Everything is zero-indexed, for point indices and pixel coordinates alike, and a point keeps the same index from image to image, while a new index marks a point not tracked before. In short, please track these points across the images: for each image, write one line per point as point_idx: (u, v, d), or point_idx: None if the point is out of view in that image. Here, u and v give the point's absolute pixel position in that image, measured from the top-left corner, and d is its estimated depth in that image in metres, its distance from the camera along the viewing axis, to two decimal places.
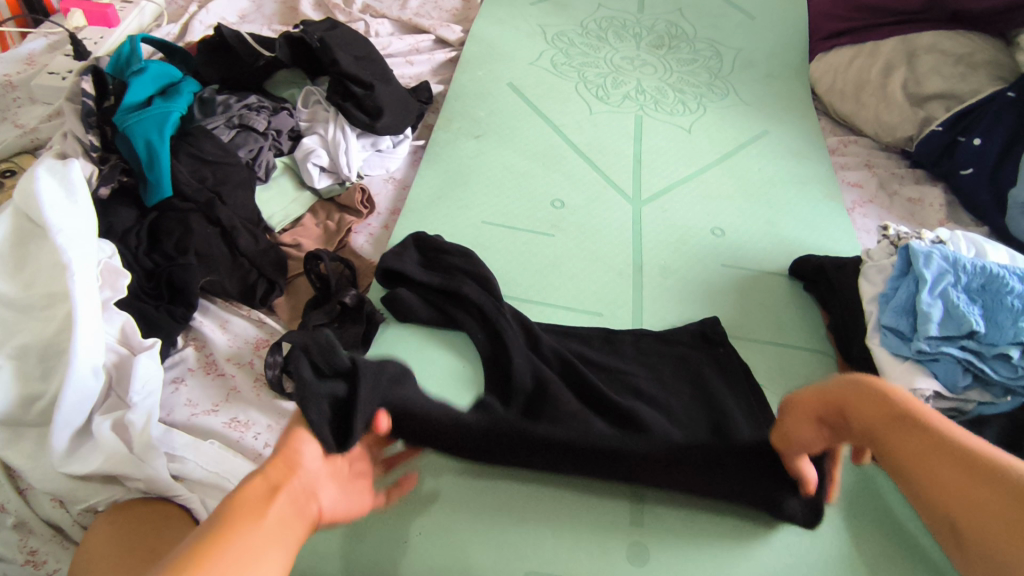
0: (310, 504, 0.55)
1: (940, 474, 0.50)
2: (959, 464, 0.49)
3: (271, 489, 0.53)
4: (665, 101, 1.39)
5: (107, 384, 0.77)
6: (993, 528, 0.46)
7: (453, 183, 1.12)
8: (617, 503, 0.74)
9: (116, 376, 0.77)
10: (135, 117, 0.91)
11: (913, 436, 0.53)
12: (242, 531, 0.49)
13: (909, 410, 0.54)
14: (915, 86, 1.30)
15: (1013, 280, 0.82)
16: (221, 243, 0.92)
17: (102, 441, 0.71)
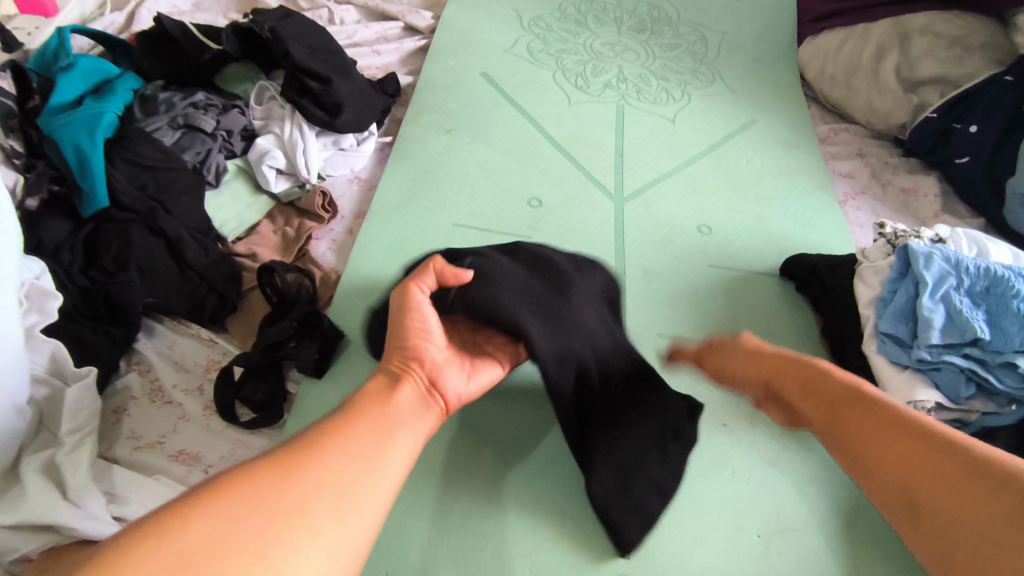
0: (435, 398, 0.60)
1: (880, 446, 0.54)
2: (901, 437, 0.53)
3: (393, 382, 0.59)
4: (648, 89, 1.32)
5: (37, 419, 0.69)
6: (947, 491, 0.48)
7: (422, 183, 1.05)
8: (603, 536, 0.69)
9: (46, 410, 0.70)
10: (61, 119, 0.83)
11: (861, 413, 0.57)
12: (348, 451, 0.50)
13: (860, 390, 0.59)
14: (909, 70, 1.24)
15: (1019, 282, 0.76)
16: (166, 256, 0.84)
17: (29, 486, 0.63)
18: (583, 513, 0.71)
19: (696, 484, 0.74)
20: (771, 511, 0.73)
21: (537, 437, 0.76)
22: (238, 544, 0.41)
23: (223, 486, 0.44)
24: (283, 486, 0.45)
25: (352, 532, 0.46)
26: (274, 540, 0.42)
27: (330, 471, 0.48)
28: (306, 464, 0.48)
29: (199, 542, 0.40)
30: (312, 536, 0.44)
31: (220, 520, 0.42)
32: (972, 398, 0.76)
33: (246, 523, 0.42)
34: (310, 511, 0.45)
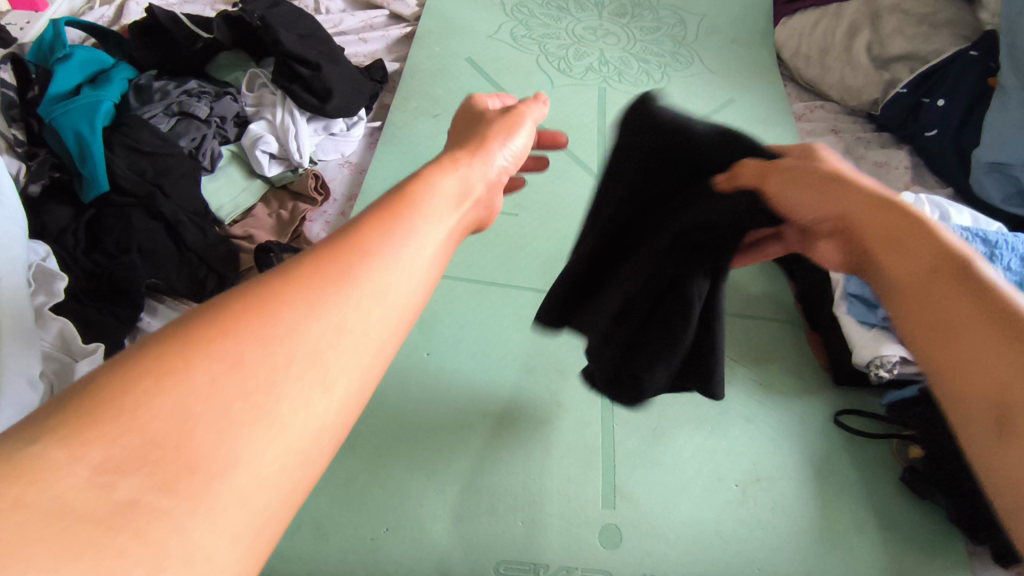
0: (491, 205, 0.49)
1: (974, 354, 0.36)
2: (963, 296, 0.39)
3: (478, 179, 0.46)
4: (629, 71, 1.36)
5: (48, 393, 0.72)
6: None
7: (411, 165, 1.08)
8: (590, 489, 0.74)
9: (57, 385, 0.73)
10: (61, 108, 0.87)
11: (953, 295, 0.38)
12: (397, 252, 0.36)
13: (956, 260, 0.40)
14: (880, 48, 1.28)
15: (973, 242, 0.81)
16: (166, 238, 0.88)
17: None
18: (571, 468, 0.75)
19: (677, 440, 0.78)
20: (748, 462, 0.77)
21: (527, 401, 0.80)
22: (307, 344, 0.30)
23: (293, 273, 0.33)
24: (358, 269, 0.34)
25: (397, 332, 0.35)
26: (340, 338, 0.31)
27: (410, 264, 0.36)
28: (383, 244, 0.36)
29: (206, 391, 0.27)
30: (374, 334, 0.33)
31: (282, 309, 0.31)
32: None
33: (318, 319, 0.31)
34: (380, 306, 0.34)
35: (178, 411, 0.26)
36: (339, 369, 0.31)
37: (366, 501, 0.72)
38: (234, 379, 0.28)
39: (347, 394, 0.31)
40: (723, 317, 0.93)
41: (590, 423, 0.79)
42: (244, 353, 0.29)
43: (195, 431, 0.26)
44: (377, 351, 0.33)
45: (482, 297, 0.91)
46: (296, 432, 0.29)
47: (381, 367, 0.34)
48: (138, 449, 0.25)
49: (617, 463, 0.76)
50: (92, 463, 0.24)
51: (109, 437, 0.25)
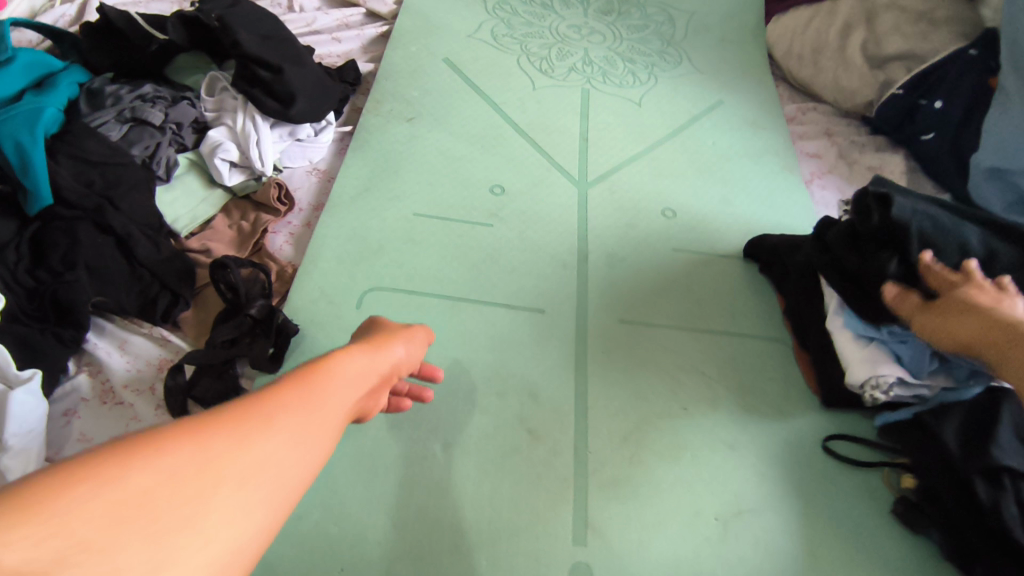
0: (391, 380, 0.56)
1: None
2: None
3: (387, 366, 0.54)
4: (615, 72, 1.31)
5: None
6: None
7: (382, 172, 1.03)
8: (561, 525, 0.69)
9: None
10: (2, 115, 0.81)
11: None
12: (319, 406, 0.41)
13: None
14: (875, 47, 1.23)
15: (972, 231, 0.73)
16: (116, 254, 0.83)
17: None
18: (541, 502, 0.70)
19: (655, 470, 0.74)
20: (729, 493, 0.73)
21: (496, 428, 0.76)
22: (240, 472, 0.33)
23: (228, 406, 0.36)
24: (287, 412, 0.38)
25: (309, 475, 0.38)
26: (268, 470, 0.35)
27: (329, 416, 0.41)
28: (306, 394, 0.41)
29: (143, 491, 0.29)
30: (292, 471, 0.37)
31: (218, 437, 0.33)
32: (935, 372, 0.75)
33: (253, 450, 0.34)
34: (302, 447, 0.38)
35: (108, 521, 0.27)
36: (264, 498, 0.34)
37: (319, 540, 0.67)
38: (171, 499, 0.30)
39: (264, 525, 0.34)
40: (705, 335, 0.88)
41: (562, 452, 0.74)
42: (179, 474, 0.31)
43: (125, 537, 0.28)
44: (293, 488, 0.37)
45: (451, 315, 0.86)
46: (217, 547, 0.31)
47: (293, 501, 0.37)
48: (61, 558, 0.26)
49: (589, 496, 0.71)
50: (18, 554, 0.25)
51: (40, 535, 0.25)
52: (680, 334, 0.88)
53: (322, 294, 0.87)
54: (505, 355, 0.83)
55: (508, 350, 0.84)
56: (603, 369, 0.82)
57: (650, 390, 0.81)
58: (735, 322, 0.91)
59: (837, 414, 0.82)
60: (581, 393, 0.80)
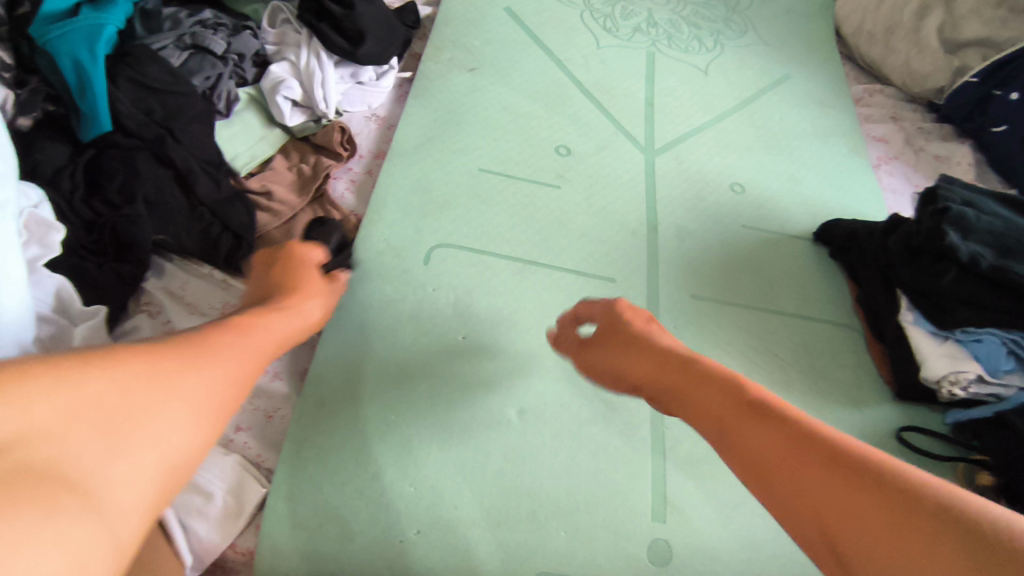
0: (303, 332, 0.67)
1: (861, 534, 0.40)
2: (819, 465, 0.44)
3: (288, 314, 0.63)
4: (680, 36, 1.25)
5: None
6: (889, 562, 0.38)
7: (445, 123, 0.98)
8: (640, 499, 0.68)
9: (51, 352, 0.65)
10: (57, 29, 0.75)
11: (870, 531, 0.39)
12: (234, 344, 0.53)
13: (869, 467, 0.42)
14: (952, 31, 1.18)
15: None
16: (175, 189, 0.79)
17: None
18: (619, 474, 0.69)
19: None
20: None
21: (571, 398, 0.74)
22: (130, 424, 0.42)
23: (124, 356, 0.45)
24: (178, 363, 0.47)
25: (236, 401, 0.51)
26: (157, 416, 0.44)
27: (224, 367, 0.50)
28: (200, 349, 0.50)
29: (92, 398, 0.41)
30: (216, 397, 0.48)
31: (92, 396, 0.41)
32: (1010, 371, 0.75)
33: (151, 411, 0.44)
34: (194, 397, 0.47)
35: (72, 412, 0.40)
36: (162, 430, 0.44)
37: (395, 499, 0.65)
38: (82, 442, 0.40)
39: (170, 452, 0.44)
40: (778, 316, 0.87)
41: (639, 425, 0.73)
42: (77, 415, 0.40)
43: (78, 434, 0.40)
44: (221, 402, 0.49)
45: (522, 277, 0.83)
46: (150, 445, 0.43)
47: (222, 417, 0.49)
48: (27, 432, 0.38)
49: (667, 471, 0.70)
50: (5, 428, 0.37)
51: (21, 409, 0.38)
52: (753, 314, 0.86)
53: (388, 248, 0.83)
54: (579, 323, 0.81)
55: None
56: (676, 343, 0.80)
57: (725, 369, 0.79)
58: (807, 306, 0.89)
59: (909, 404, 0.81)
60: None
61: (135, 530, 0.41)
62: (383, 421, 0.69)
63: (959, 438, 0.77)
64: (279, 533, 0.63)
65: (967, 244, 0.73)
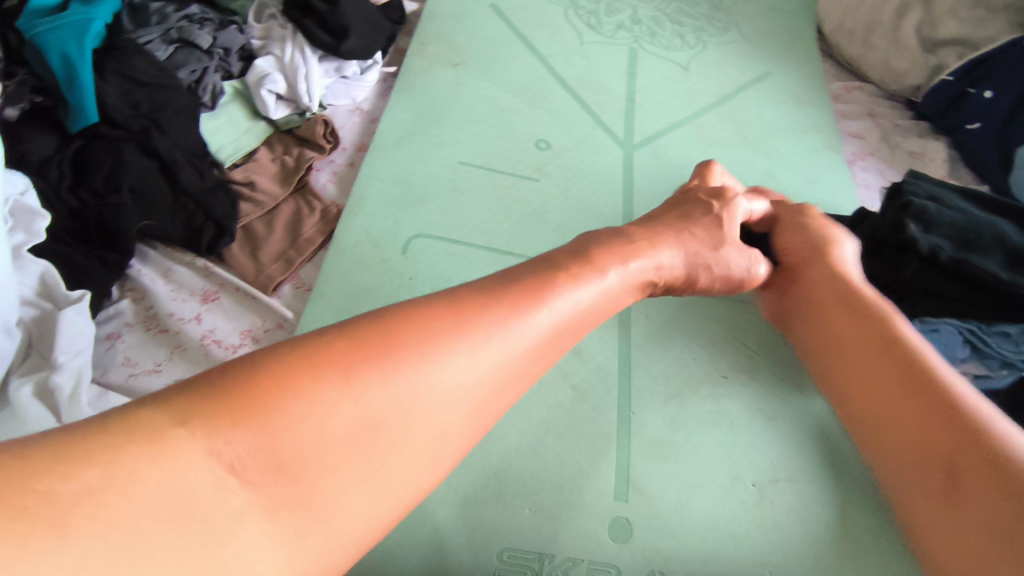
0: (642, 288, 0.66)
1: None
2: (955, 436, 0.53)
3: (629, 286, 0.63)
4: (663, 33, 1.27)
5: (27, 342, 0.68)
6: None
7: (427, 117, 1.00)
8: (604, 479, 0.71)
9: (37, 333, 0.68)
10: (45, 23, 0.78)
11: None
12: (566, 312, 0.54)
13: None
14: (930, 29, 1.20)
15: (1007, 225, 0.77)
16: (160, 180, 0.81)
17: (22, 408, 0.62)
18: (585, 456, 0.72)
19: (694, 434, 0.75)
20: (766, 461, 0.74)
21: (541, 383, 0.76)
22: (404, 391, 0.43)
23: (417, 321, 0.46)
24: (482, 333, 0.48)
25: (531, 369, 0.51)
26: (439, 389, 0.44)
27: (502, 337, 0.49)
28: (526, 323, 0.50)
29: (415, 366, 0.44)
30: (511, 371, 0.49)
31: (457, 364, 0.45)
32: (965, 360, 0.75)
33: (430, 366, 0.44)
34: (465, 363, 0.46)
35: (372, 355, 0.43)
36: (428, 396, 0.44)
37: None
38: (348, 407, 0.41)
39: (464, 401, 0.46)
40: (748, 307, 0.89)
41: (606, 410, 0.75)
42: (403, 364, 0.43)
43: (378, 390, 0.42)
44: (504, 401, 0.49)
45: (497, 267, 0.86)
46: (428, 401, 0.44)
47: (512, 391, 0.50)
48: (329, 364, 0.41)
49: (631, 454, 0.73)
50: (324, 385, 0.40)
51: (379, 377, 0.42)
52: (722, 304, 0.88)
53: (367, 237, 0.86)
54: None
55: None
56: (645, 332, 0.83)
57: (692, 357, 0.82)
58: None
59: None
60: (624, 354, 0.80)
61: (374, 533, 0.43)
62: None
63: None
64: None
65: (927, 237, 0.76)
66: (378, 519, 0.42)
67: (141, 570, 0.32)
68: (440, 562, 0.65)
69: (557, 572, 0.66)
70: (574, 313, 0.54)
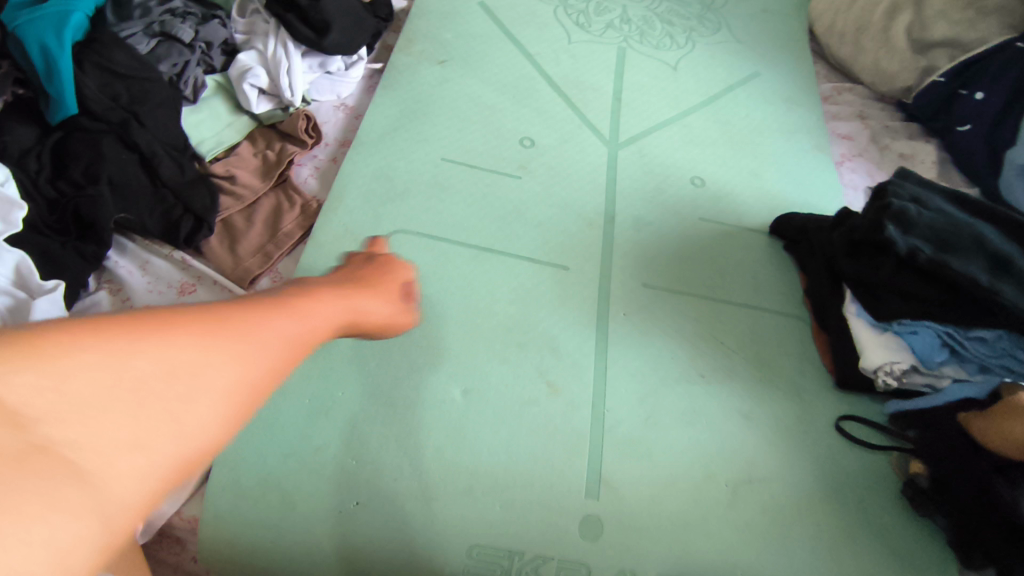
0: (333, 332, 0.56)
1: None
2: None
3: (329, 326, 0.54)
4: (652, 33, 1.27)
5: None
6: None
7: (411, 114, 1.00)
8: (576, 477, 0.70)
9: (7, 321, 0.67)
10: (26, 15, 0.78)
11: None
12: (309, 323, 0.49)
13: None
14: (920, 31, 1.20)
15: (989, 231, 0.76)
16: (139, 172, 0.81)
17: None
18: (557, 453, 0.71)
19: (668, 432, 0.74)
20: (740, 460, 0.74)
21: (515, 380, 0.76)
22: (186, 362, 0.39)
23: (208, 310, 0.42)
24: (220, 348, 0.41)
25: (234, 408, 0.41)
26: (207, 379, 0.39)
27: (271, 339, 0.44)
28: (285, 313, 0.47)
29: (87, 387, 0.35)
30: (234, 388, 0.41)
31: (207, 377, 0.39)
32: (943, 363, 0.76)
33: (207, 352, 0.40)
34: (230, 361, 0.41)
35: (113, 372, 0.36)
36: (217, 375, 0.40)
37: (338, 472, 0.68)
38: (138, 367, 0.37)
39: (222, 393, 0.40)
40: (728, 306, 0.88)
41: (580, 406, 0.75)
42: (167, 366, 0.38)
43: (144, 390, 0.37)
44: (269, 378, 0.44)
45: (476, 264, 0.85)
46: (203, 394, 0.39)
47: (237, 414, 0.41)
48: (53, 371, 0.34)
49: (604, 452, 0.72)
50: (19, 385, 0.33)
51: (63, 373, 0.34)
52: (702, 303, 0.88)
53: (345, 233, 0.85)
54: (529, 308, 0.82)
55: (532, 303, 0.83)
56: (623, 329, 0.83)
57: (669, 355, 0.81)
58: (757, 296, 0.90)
59: (850, 394, 0.83)
60: (601, 351, 0.80)
61: (138, 515, 0.37)
62: (329, 398, 0.72)
63: (896, 428, 0.78)
64: (223, 501, 0.66)
65: (906, 238, 0.75)
66: (85, 560, 0.33)
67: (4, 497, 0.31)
68: (408, 556, 0.65)
69: (526, 569, 0.65)
70: (296, 339, 0.47)
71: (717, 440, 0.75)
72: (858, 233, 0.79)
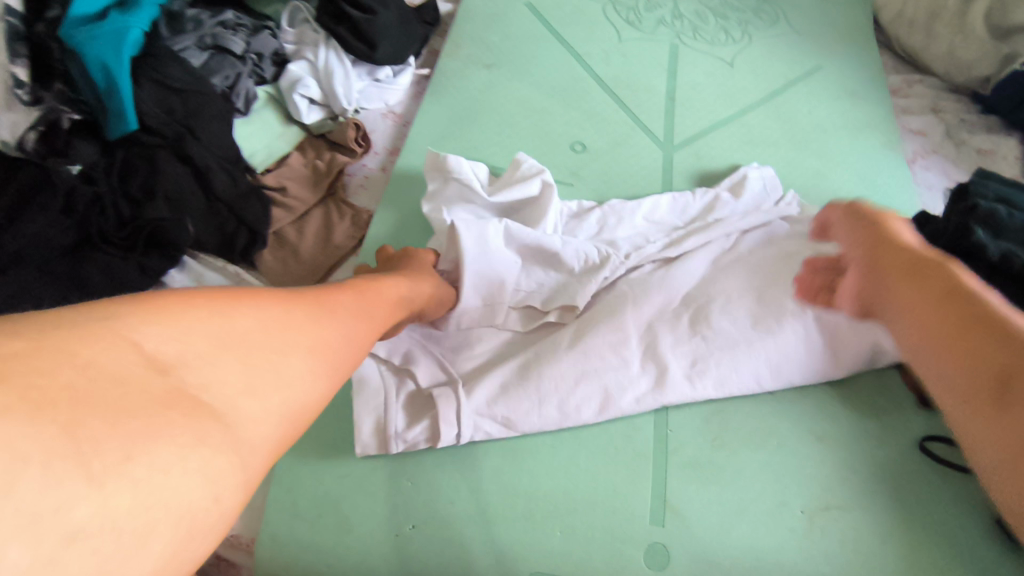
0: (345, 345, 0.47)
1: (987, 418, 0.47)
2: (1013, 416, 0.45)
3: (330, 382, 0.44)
4: (706, 28, 1.21)
5: None
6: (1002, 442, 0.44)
7: (459, 120, 0.99)
8: (639, 502, 0.67)
9: None
10: (87, 32, 0.79)
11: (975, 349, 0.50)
12: (215, 333, 0.38)
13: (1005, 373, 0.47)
14: (1002, 14, 1.08)
15: None
16: (194, 185, 0.81)
17: None
18: (619, 479, 0.68)
19: (739, 454, 0.70)
20: (816, 485, 0.69)
21: None
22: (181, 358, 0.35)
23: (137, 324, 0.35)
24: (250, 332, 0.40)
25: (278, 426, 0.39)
26: (273, 352, 0.40)
27: (340, 335, 0.47)
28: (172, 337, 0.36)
29: (251, 327, 0.40)
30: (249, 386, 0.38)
31: (247, 331, 0.39)
32: None
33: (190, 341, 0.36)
34: (304, 353, 0.42)
35: (219, 347, 0.37)
36: (292, 377, 0.40)
37: (394, 493, 0.67)
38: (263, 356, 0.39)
39: (303, 394, 0.41)
40: None
41: (641, 425, 0.72)
42: (274, 331, 0.41)
43: (123, 397, 0.31)
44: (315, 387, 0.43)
45: None
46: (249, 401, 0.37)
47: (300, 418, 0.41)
48: (195, 377, 0.35)
49: (668, 475, 0.69)
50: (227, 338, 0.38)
51: (191, 329, 0.37)
52: None
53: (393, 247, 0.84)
54: None
55: None
56: None
57: None
58: None
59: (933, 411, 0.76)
60: None
61: (310, 411, 0.42)
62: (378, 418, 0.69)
63: None
64: (279, 523, 0.66)
65: (997, 243, 0.69)
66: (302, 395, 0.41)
67: (152, 424, 0.32)
68: None
69: None
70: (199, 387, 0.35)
71: (790, 463, 0.70)
72: (944, 236, 0.73)
